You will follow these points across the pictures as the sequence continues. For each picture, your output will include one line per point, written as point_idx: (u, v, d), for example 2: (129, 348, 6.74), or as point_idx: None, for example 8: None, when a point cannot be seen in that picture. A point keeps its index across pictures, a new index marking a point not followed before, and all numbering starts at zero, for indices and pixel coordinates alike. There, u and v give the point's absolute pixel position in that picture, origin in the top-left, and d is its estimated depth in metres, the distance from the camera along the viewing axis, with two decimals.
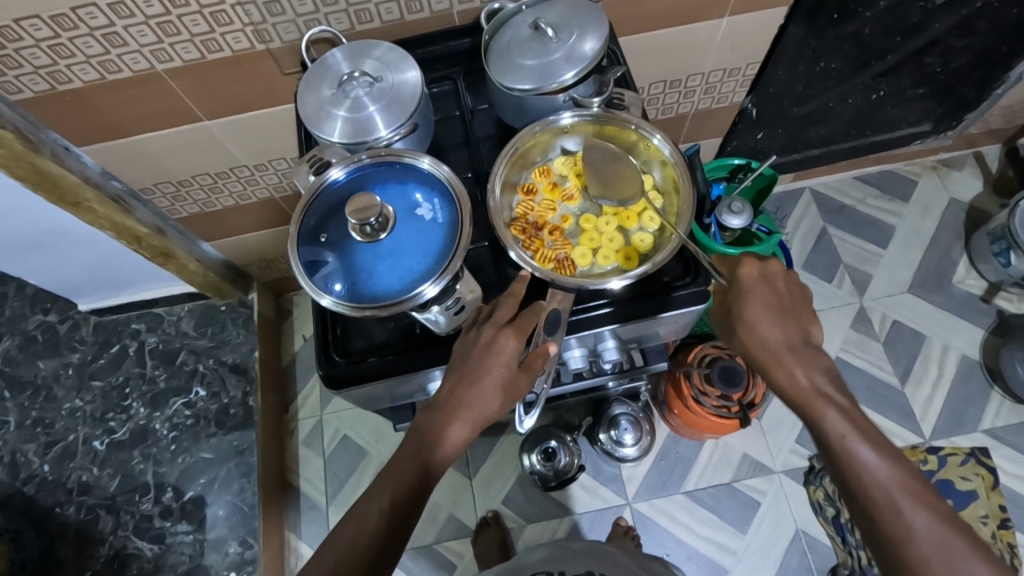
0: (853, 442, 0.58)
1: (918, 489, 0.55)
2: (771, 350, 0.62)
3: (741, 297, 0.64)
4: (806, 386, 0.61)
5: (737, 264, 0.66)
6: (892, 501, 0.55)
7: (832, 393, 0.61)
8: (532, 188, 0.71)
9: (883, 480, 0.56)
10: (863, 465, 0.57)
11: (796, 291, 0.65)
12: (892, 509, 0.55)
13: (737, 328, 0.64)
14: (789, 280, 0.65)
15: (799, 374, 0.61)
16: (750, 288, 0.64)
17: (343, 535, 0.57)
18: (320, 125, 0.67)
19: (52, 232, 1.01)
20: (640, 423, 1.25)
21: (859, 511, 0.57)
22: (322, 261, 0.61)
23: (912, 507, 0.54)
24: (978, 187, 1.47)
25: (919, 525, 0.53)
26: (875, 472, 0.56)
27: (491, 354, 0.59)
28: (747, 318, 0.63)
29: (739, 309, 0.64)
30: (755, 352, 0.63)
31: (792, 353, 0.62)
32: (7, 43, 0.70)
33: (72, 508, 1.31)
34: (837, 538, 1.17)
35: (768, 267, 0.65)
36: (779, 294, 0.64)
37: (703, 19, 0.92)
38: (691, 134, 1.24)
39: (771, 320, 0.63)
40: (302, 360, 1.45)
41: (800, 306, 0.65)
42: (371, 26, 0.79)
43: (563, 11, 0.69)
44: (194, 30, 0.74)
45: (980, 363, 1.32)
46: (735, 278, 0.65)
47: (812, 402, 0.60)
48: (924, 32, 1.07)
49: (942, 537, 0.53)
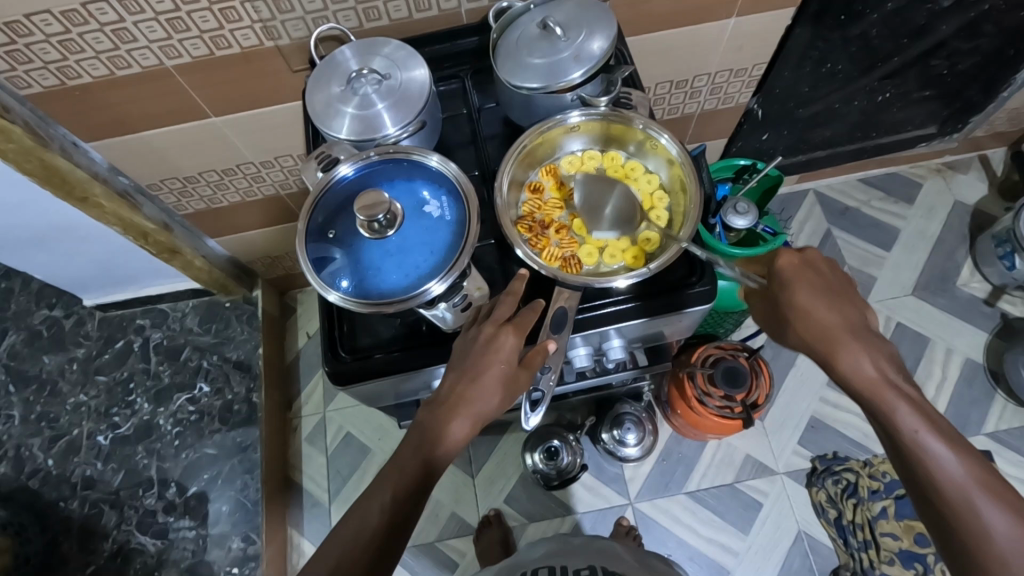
0: (927, 437, 0.55)
1: (992, 484, 0.54)
2: (827, 334, 0.60)
3: (787, 285, 0.63)
4: (875, 377, 0.58)
5: (776, 256, 0.66)
6: (968, 498, 0.53)
7: (901, 382, 0.58)
8: (539, 187, 0.72)
9: (959, 476, 0.54)
10: (938, 462, 0.55)
11: (842, 279, 0.64)
12: (968, 507, 0.53)
13: (790, 318, 0.62)
14: (832, 267, 0.65)
15: (864, 365, 0.59)
16: (796, 276, 0.63)
17: (345, 530, 0.57)
18: (328, 122, 0.67)
19: (59, 228, 1.02)
20: (642, 423, 1.26)
21: (929, 505, 0.56)
22: (330, 257, 0.62)
23: (988, 505, 0.53)
24: (983, 189, 1.47)
25: (997, 523, 0.52)
26: (949, 468, 0.54)
27: (491, 352, 0.59)
28: (798, 305, 0.62)
29: (789, 297, 0.63)
30: (814, 343, 0.61)
31: (855, 339, 0.60)
32: (17, 38, 0.70)
33: (76, 502, 1.31)
34: (840, 540, 1.17)
35: (808, 255, 0.65)
36: (826, 279, 0.63)
37: (710, 20, 0.92)
38: (696, 134, 1.24)
39: (824, 306, 0.61)
40: (306, 357, 1.46)
41: (850, 293, 0.63)
42: (379, 24, 0.80)
43: (571, 10, 0.69)
44: (203, 27, 0.74)
45: (983, 366, 1.32)
46: (778, 271, 0.64)
47: (883, 395, 0.58)
48: (931, 35, 1.07)
49: (1022, 536, 0.51)
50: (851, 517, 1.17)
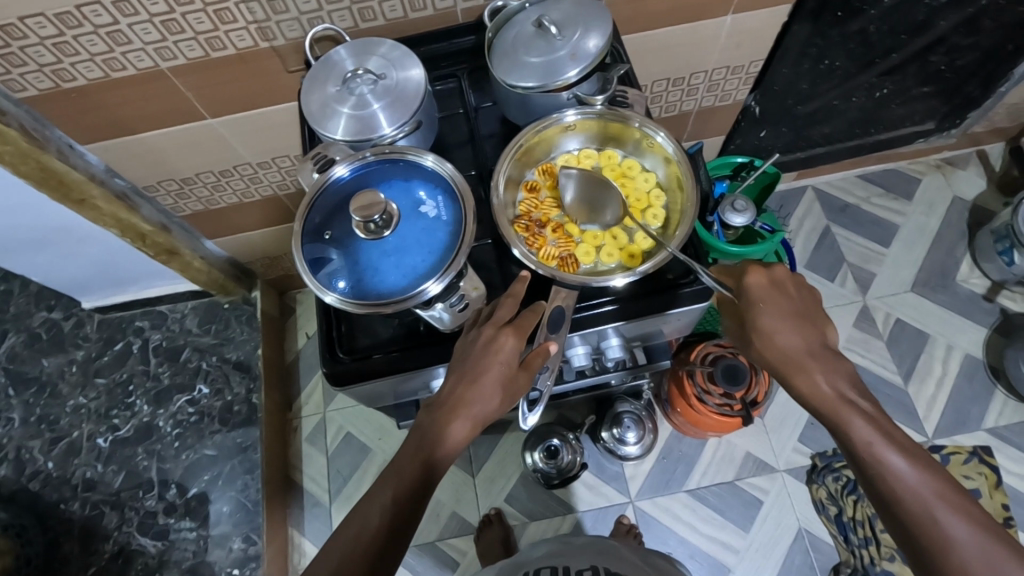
0: (882, 449, 0.56)
1: (952, 494, 0.54)
2: (791, 357, 0.61)
3: (754, 305, 0.62)
4: (830, 394, 0.59)
5: (744, 273, 0.64)
6: (927, 507, 0.53)
7: (857, 398, 0.59)
8: (536, 185, 0.72)
9: (917, 487, 0.54)
10: (896, 473, 0.55)
11: (807, 297, 0.65)
12: (930, 518, 0.53)
13: (752, 337, 0.63)
14: (798, 285, 0.65)
15: (821, 382, 0.60)
16: (763, 295, 0.63)
17: (347, 531, 0.57)
18: (324, 123, 0.67)
19: (57, 230, 1.02)
20: (642, 422, 1.26)
21: (892, 520, 0.55)
22: (327, 257, 0.62)
23: (948, 514, 0.53)
24: (982, 185, 1.47)
25: (959, 533, 0.52)
26: (907, 479, 0.54)
27: (491, 353, 0.59)
28: (765, 327, 0.62)
29: (755, 319, 0.62)
30: (772, 361, 0.62)
31: (813, 359, 0.61)
32: (12, 41, 0.70)
33: (77, 504, 1.32)
34: (840, 536, 1.18)
35: (775, 273, 0.64)
36: (790, 299, 0.63)
37: (706, 17, 0.92)
38: (694, 132, 1.24)
39: (789, 327, 0.62)
40: (305, 357, 1.46)
41: (812, 311, 0.64)
42: (375, 24, 0.79)
43: (567, 8, 0.69)
44: (198, 28, 0.74)
45: (983, 362, 1.32)
46: (745, 288, 0.63)
47: (838, 410, 0.58)
48: (929, 30, 1.07)
49: (983, 545, 0.51)
50: (851, 514, 1.17)
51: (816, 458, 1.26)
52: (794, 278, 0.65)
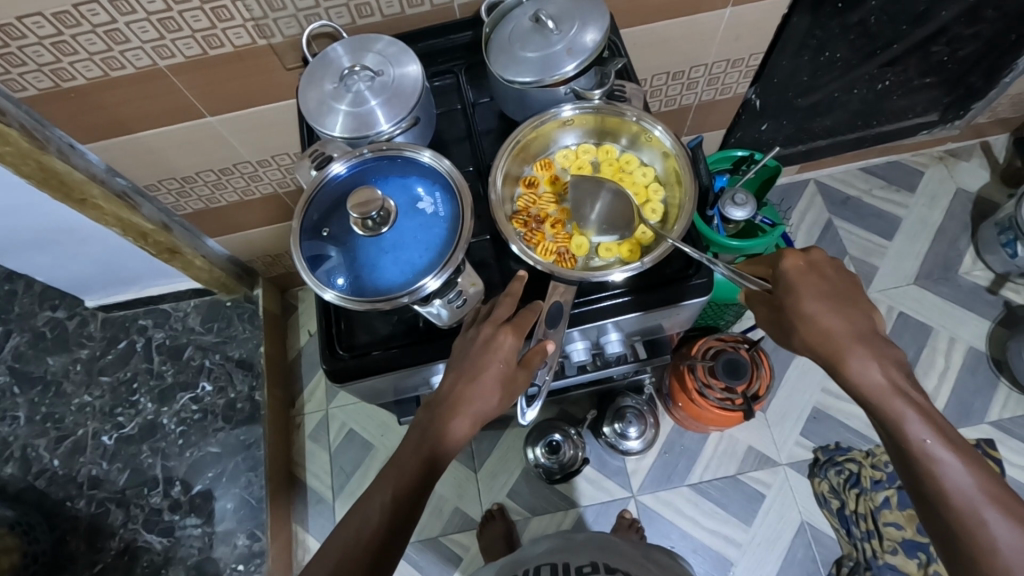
0: (934, 444, 0.54)
1: (1000, 495, 0.52)
2: (833, 338, 0.59)
3: (790, 289, 0.63)
4: (884, 386, 0.57)
5: (780, 258, 0.65)
6: (976, 510, 0.52)
7: (909, 388, 0.57)
8: (533, 180, 0.71)
9: (965, 485, 0.53)
10: (946, 471, 0.53)
11: (849, 282, 0.64)
12: (976, 518, 0.52)
13: (795, 322, 0.62)
14: (837, 268, 0.64)
15: (872, 369, 0.58)
16: (799, 279, 0.63)
17: (349, 528, 0.58)
18: (322, 120, 0.67)
19: (59, 229, 1.02)
20: (643, 416, 1.26)
21: (934, 516, 0.54)
22: (325, 255, 0.62)
23: (996, 516, 0.51)
24: (986, 176, 1.46)
25: (1007, 536, 0.51)
26: (956, 476, 0.53)
27: (490, 351, 0.59)
28: (804, 310, 0.61)
29: (794, 301, 0.62)
30: (818, 346, 0.60)
31: (863, 345, 0.59)
32: (11, 41, 0.70)
33: (83, 502, 1.33)
34: (843, 530, 1.18)
35: (812, 257, 0.64)
36: (831, 282, 0.63)
37: (705, 10, 0.91)
38: (694, 126, 1.23)
39: (830, 311, 0.61)
40: (307, 355, 1.46)
41: (855, 294, 0.62)
42: (372, 21, 0.80)
43: (562, 3, 0.68)
44: (195, 26, 0.74)
45: (987, 354, 1.31)
46: (782, 271, 0.64)
47: (889, 401, 0.57)
48: (931, 21, 1.06)
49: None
50: (853, 507, 1.17)
51: (819, 452, 1.26)
52: (811, 272, 0.63)
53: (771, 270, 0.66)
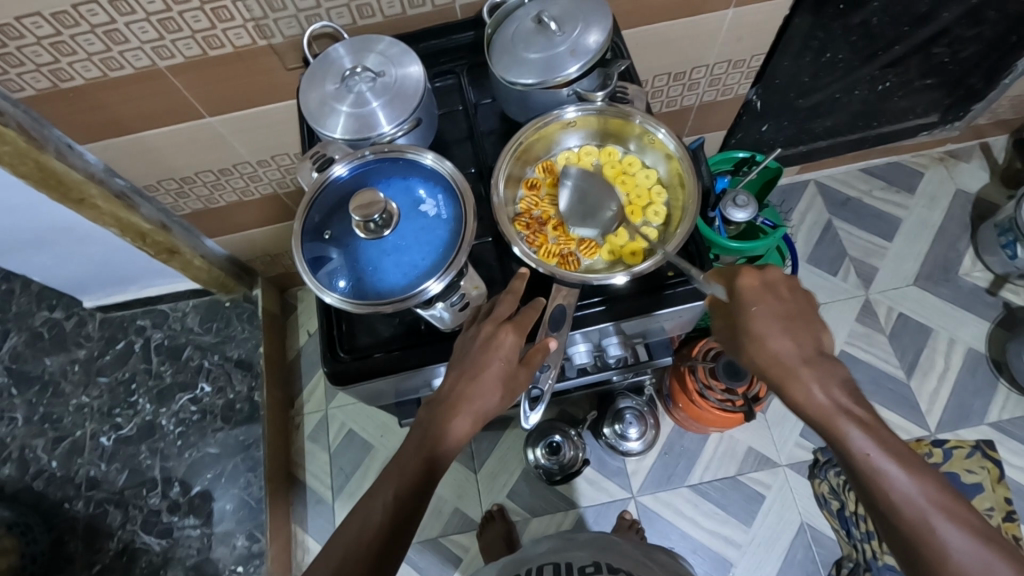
0: (879, 459, 0.54)
1: (948, 501, 0.52)
2: (780, 360, 0.59)
3: (746, 310, 0.61)
4: (827, 405, 0.57)
5: (736, 274, 0.62)
6: (925, 519, 0.52)
7: (853, 407, 0.57)
8: (535, 183, 0.71)
9: (912, 495, 0.52)
10: (893, 484, 0.53)
11: (803, 302, 0.62)
12: (926, 526, 0.52)
13: (746, 343, 0.61)
14: (792, 288, 0.62)
15: (816, 391, 0.57)
16: (755, 298, 0.61)
17: (351, 526, 0.57)
18: (323, 121, 0.66)
19: (57, 229, 1.02)
20: (644, 417, 1.26)
21: (886, 526, 0.54)
22: (327, 257, 0.61)
23: (945, 523, 0.51)
24: (985, 177, 1.46)
25: (955, 542, 0.51)
26: (904, 489, 0.53)
27: (490, 350, 0.59)
28: (755, 331, 0.60)
29: (746, 322, 0.61)
30: (765, 367, 0.60)
31: (807, 367, 0.58)
32: (8, 41, 0.70)
33: (81, 503, 1.32)
34: (843, 531, 1.15)
35: (770, 275, 0.62)
36: (784, 303, 0.61)
37: (707, 11, 0.91)
38: (695, 127, 1.23)
39: (780, 331, 0.60)
40: (306, 355, 1.46)
41: (808, 315, 0.62)
42: (373, 21, 0.79)
43: (565, 4, 0.68)
44: (196, 26, 0.74)
45: (986, 355, 1.31)
46: (737, 290, 0.62)
47: (833, 420, 0.56)
48: (933, 22, 1.05)
49: (979, 555, 0.50)
50: (852, 508, 1.13)
51: (819, 452, 1.26)
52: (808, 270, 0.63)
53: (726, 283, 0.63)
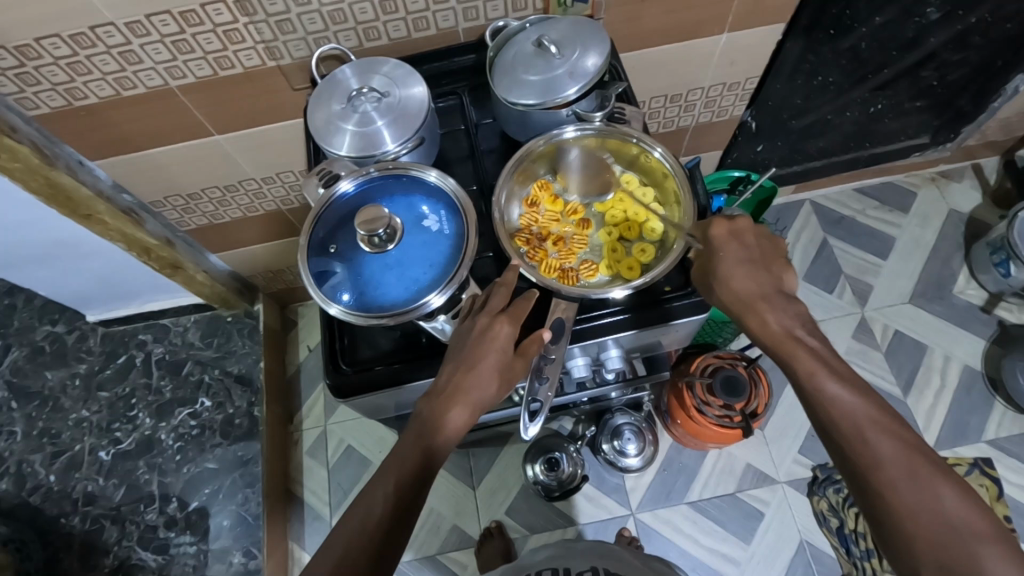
0: (822, 378, 0.57)
1: (885, 419, 0.55)
2: (744, 299, 0.62)
3: (714, 256, 0.63)
4: (781, 332, 0.61)
5: (708, 226, 0.65)
6: (859, 431, 0.55)
7: (807, 336, 0.60)
8: (535, 201, 0.73)
9: (850, 410, 0.56)
10: (831, 399, 0.57)
11: (766, 246, 0.65)
12: (858, 437, 0.55)
13: (713, 285, 0.63)
14: (757, 236, 0.65)
15: (771, 320, 0.61)
16: (721, 246, 0.63)
17: (352, 520, 0.57)
18: (329, 139, 0.68)
19: (64, 244, 1.03)
20: (642, 433, 1.27)
21: (830, 443, 0.57)
22: (331, 271, 0.63)
23: (877, 435, 0.54)
24: (977, 198, 1.48)
25: (884, 451, 0.53)
26: (842, 403, 0.56)
27: (487, 340, 0.60)
28: (722, 274, 0.62)
29: (715, 266, 0.63)
30: (728, 305, 0.63)
31: (765, 300, 0.62)
32: (26, 61, 0.72)
33: (77, 518, 1.32)
34: (842, 549, 1.17)
35: (738, 224, 0.64)
36: (748, 248, 0.64)
37: (702, 35, 0.94)
38: (691, 147, 1.26)
39: (744, 273, 0.62)
40: (306, 370, 1.47)
41: (772, 259, 0.64)
42: (379, 44, 0.82)
43: (565, 27, 0.71)
44: (207, 48, 0.76)
45: (982, 373, 1.32)
46: (708, 239, 0.64)
47: (785, 346, 0.60)
48: (921, 47, 1.08)
49: (907, 462, 0.52)
50: (852, 525, 1.16)
51: (817, 470, 1.26)
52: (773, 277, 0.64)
53: (699, 234, 0.65)
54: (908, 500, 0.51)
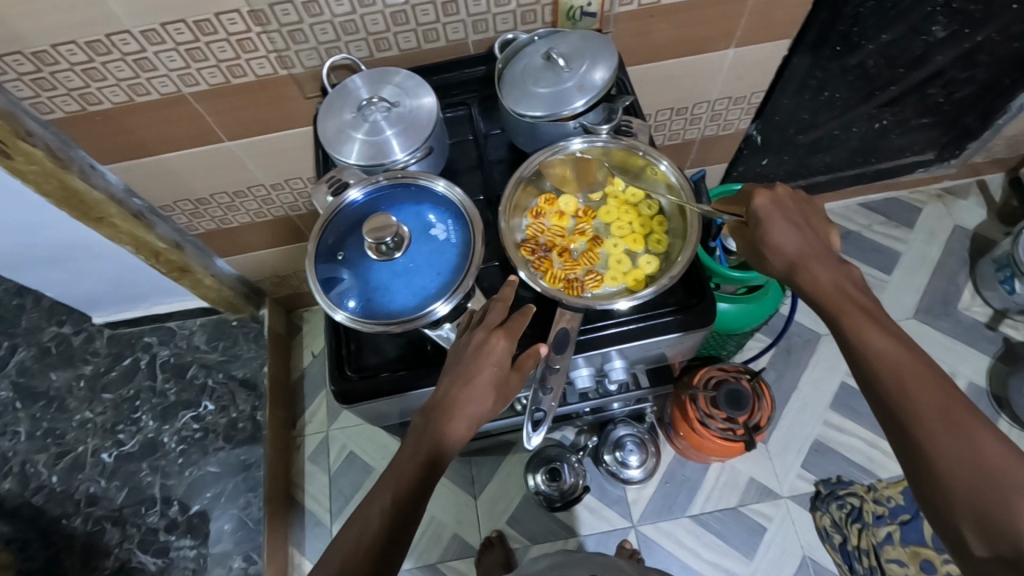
0: (865, 330, 0.56)
1: (928, 374, 0.52)
2: (794, 261, 0.62)
3: (761, 225, 0.63)
4: (828, 285, 0.60)
5: (751, 196, 0.66)
6: (899, 384, 0.52)
7: (855, 292, 0.60)
8: (541, 211, 0.73)
9: (891, 362, 0.54)
10: (872, 352, 0.55)
11: (809, 210, 0.65)
12: (897, 390, 0.52)
13: (764, 252, 0.64)
14: (799, 200, 0.65)
15: (820, 276, 0.61)
16: (768, 214, 0.64)
17: (347, 536, 0.57)
18: (339, 147, 0.69)
19: (74, 247, 1.04)
20: (645, 445, 1.27)
21: (870, 396, 0.55)
22: (338, 278, 0.63)
23: (918, 389, 0.52)
24: (983, 215, 1.48)
25: (923, 403, 0.51)
26: (883, 356, 0.54)
27: (482, 355, 0.60)
28: (772, 240, 0.63)
29: (764, 234, 0.63)
30: (781, 266, 0.63)
31: (813, 258, 0.62)
32: (43, 66, 0.73)
33: (79, 520, 1.32)
34: (844, 566, 1.17)
35: (778, 193, 0.65)
36: (792, 213, 0.64)
37: (709, 50, 0.94)
38: (697, 160, 1.26)
39: (792, 237, 0.63)
40: (311, 375, 1.47)
41: (815, 222, 0.65)
42: (389, 54, 0.83)
43: (574, 41, 0.72)
44: (221, 56, 0.77)
45: (987, 391, 1.32)
46: (754, 210, 0.64)
47: (832, 298, 0.59)
48: (927, 64, 1.08)
49: (948, 415, 0.50)
50: (856, 542, 1.18)
51: (821, 485, 1.26)
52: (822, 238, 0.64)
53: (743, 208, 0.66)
54: (947, 454, 0.49)
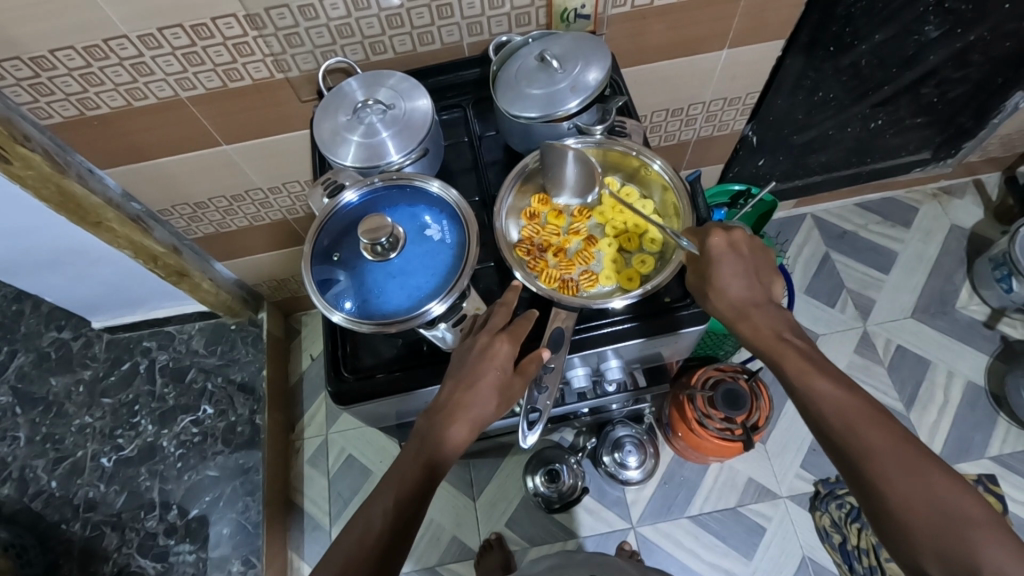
0: (814, 376, 0.58)
1: (876, 414, 0.55)
2: (739, 307, 0.63)
3: (711, 266, 0.63)
4: (770, 334, 0.62)
5: (706, 234, 0.64)
6: (850, 426, 0.55)
7: (794, 337, 0.62)
8: (535, 213, 0.73)
9: (840, 405, 0.56)
10: (822, 396, 0.57)
11: (759, 257, 0.65)
12: (850, 432, 0.55)
13: (708, 292, 0.63)
14: (752, 246, 0.65)
15: (761, 324, 0.63)
16: (720, 255, 0.63)
17: (351, 535, 0.58)
18: (334, 150, 0.70)
19: (72, 251, 1.05)
20: (643, 445, 1.27)
21: (825, 439, 0.57)
22: (334, 279, 0.64)
23: (868, 430, 0.54)
24: (980, 213, 1.49)
25: (874, 443, 0.53)
26: (832, 399, 0.57)
27: (487, 358, 0.60)
28: (718, 284, 0.63)
29: (711, 276, 0.63)
30: (722, 312, 0.63)
31: (757, 308, 0.63)
32: (41, 72, 0.74)
33: (78, 525, 1.32)
34: (844, 566, 1.17)
35: (733, 236, 0.64)
36: (744, 259, 0.64)
37: (703, 51, 0.95)
38: (694, 160, 1.27)
39: (739, 283, 0.63)
40: (309, 378, 1.47)
41: (763, 270, 0.65)
42: (385, 57, 0.83)
43: (567, 42, 0.72)
44: (217, 60, 0.77)
45: (985, 389, 1.32)
46: (706, 248, 0.63)
47: (773, 348, 0.62)
48: (921, 64, 1.09)
49: (901, 454, 0.52)
50: (856, 542, 1.16)
51: (819, 485, 1.26)
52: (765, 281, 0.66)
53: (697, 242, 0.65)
54: (901, 490, 0.51)
